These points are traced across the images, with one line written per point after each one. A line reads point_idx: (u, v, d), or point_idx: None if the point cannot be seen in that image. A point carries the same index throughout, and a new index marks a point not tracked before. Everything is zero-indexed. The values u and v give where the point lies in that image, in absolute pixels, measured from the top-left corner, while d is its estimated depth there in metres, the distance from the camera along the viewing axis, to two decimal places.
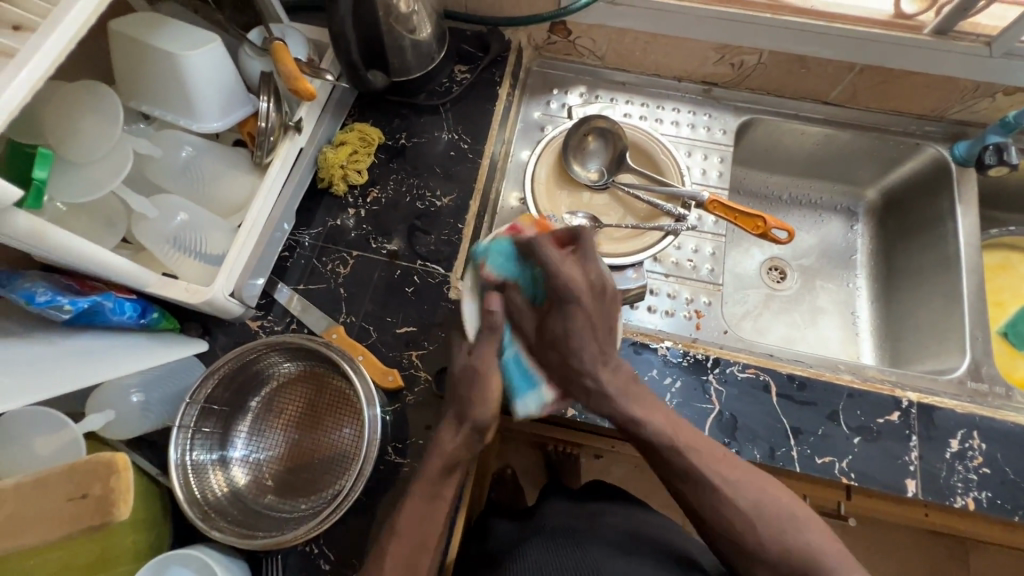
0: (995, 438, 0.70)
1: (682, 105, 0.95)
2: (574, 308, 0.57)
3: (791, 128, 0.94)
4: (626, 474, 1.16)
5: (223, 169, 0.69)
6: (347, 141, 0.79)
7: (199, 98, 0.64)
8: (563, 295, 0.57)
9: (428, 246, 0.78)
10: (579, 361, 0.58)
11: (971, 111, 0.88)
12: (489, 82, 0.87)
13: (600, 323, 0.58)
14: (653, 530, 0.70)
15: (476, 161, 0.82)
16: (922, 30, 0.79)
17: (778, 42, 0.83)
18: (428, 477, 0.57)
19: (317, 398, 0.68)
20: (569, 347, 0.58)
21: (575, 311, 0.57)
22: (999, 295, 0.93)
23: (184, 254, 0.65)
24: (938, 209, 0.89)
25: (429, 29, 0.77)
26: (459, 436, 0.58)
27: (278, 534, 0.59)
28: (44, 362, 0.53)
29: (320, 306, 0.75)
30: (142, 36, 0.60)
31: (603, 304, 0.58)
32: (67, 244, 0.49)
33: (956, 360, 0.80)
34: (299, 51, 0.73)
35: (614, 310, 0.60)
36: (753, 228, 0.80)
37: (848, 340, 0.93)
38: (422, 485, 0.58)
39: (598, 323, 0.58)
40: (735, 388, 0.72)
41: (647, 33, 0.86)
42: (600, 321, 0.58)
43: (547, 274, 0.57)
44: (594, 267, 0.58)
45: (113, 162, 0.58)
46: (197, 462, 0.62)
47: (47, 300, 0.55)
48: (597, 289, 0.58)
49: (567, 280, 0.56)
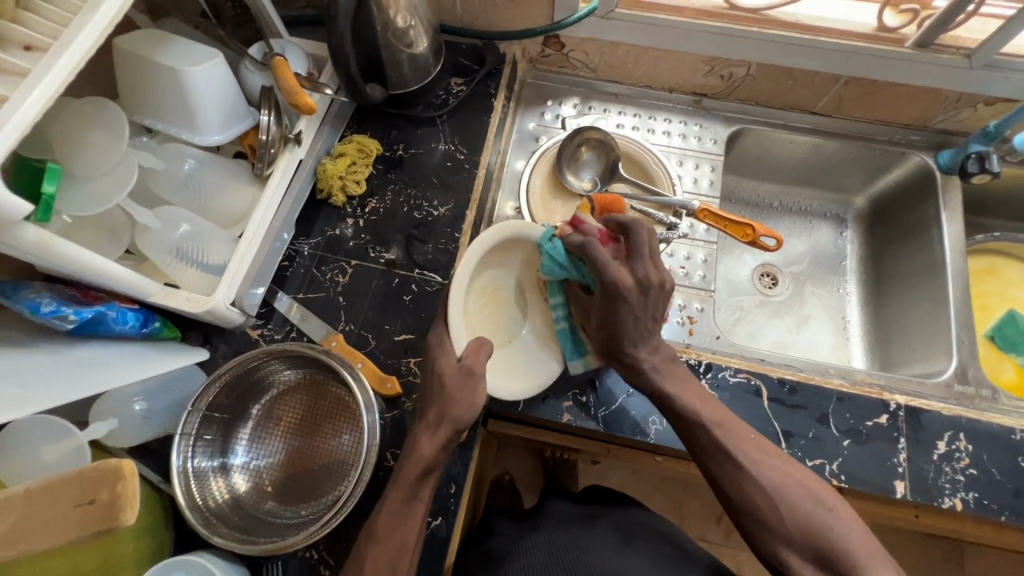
0: (981, 439, 0.71)
1: (674, 116, 0.97)
2: (624, 302, 0.59)
3: (781, 137, 0.96)
4: (623, 478, 1.17)
5: (224, 181, 0.71)
6: (346, 153, 0.81)
7: (201, 112, 0.66)
8: (617, 288, 0.58)
9: (426, 254, 0.79)
10: (627, 342, 0.62)
11: (954, 121, 0.90)
12: (485, 94, 0.89)
13: (646, 315, 0.61)
14: (647, 533, 0.71)
15: (472, 172, 0.84)
16: (904, 43, 0.81)
17: (766, 55, 0.85)
18: (410, 473, 0.59)
19: (316, 405, 0.69)
20: (614, 335, 0.62)
21: (625, 305, 0.59)
22: (985, 300, 0.95)
23: (186, 264, 0.67)
24: (923, 216, 0.91)
25: (426, 43, 0.79)
26: (436, 441, 0.60)
27: (279, 539, 0.60)
28: (49, 372, 0.54)
29: (319, 315, 0.76)
30: (145, 52, 0.62)
31: (654, 298, 0.60)
32: (73, 255, 0.51)
33: (943, 363, 0.82)
34: (298, 66, 0.74)
35: (665, 302, 0.62)
36: (743, 236, 0.81)
37: (839, 344, 0.95)
38: (400, 488, 0.59)
39: (649, 310, 0.61)
40: (728, 392, 0.73)
41: (639, 46, 0.89)
42: (650, 308, 0.61)
43: (596, 272, 0.59)
44: (645, 266, 0.59)
45: (118, 176, 0.59)
46: (199, 469, 0.63)
47: (51, 310, 0.56)
48: (645, 285, 0.59)
49: (617, 274, 0.58)
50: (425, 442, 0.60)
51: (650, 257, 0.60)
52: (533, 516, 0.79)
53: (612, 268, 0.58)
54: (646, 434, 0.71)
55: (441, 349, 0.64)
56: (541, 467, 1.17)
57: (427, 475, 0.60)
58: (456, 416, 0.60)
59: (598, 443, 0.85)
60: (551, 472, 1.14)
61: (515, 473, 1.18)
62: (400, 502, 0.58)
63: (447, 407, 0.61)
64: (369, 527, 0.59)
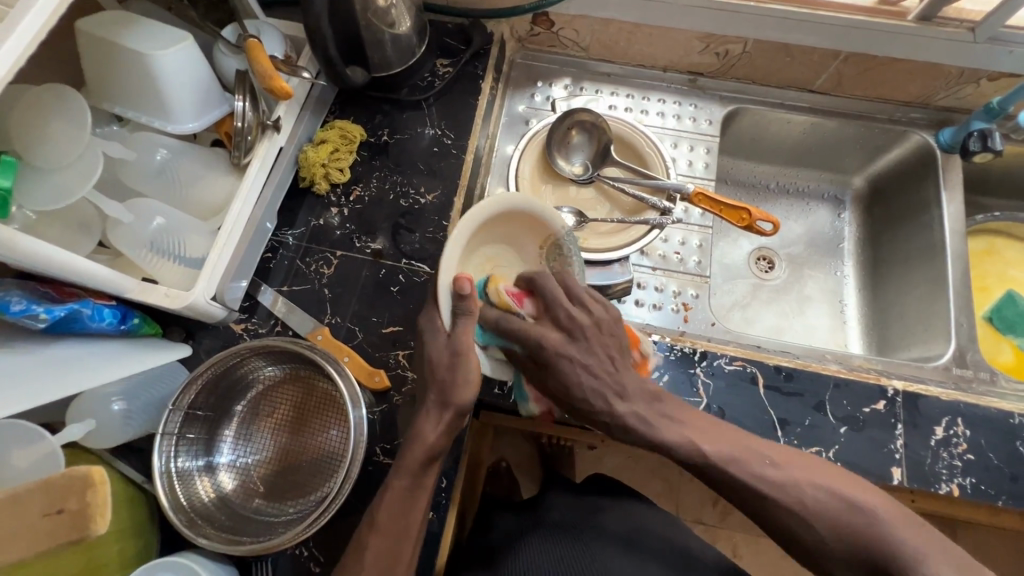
0: (979, 424, 0.70)
1: (668, 96, 0.94)
2: (570, 340, 0.58)
3: (778, 117, 0.94)
4: (619, 464, 1.16)
5: (200, 170, 0.68)
6: (328, 139, 0.78)
7: (172, 98, 0.63)
8: (565, 338, 0.58)
9: (413, 244, 0.77)
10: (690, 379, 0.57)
11: (956, 98, 0.87)
12: (472, 76, 0.86)
13: (600, 360, 0.58)
14: (645, 528, 0.70)
15: (460, 157, 0.81)
16: (906, 16, 0.78)
17: (763, 30, 0.82)
18: (404, 473, 0.57)
19: (304, 401, 0.67)
20: None
21: (575, 343, 0.58)
22: (984, 280, 0.93)
23: (163, 257, 0.64)
24: (923, 196, 0.89)
25: (409, 23, 0.75)
26: (436, 425, 0.58)
27: (266, 538, 0.58)
28: (19, 371, 0.52)
29: (305, 308, 0.74)
30: (110, 35, 0.59)
31: (609, 335, 0.59)
32: (35, 252, 0.48)
33: (941, 347, 0.80)
34: (274, 49, 0.71)
35: (613, 342, 0.60)
36: (739, 221, 0.79)
37: (836, 328, 0.93)
38: (394, 484, 0.57)
39: (609, 347, 0.59)
40: (723, 380, 0.72)
41: (631, 24, 0.86)
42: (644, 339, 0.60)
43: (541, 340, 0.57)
44: (577, 307, 0.59)
45: (81, 170, 0.57)
46: (183, 468, 0.62)
47: (21, 309, 0.54)
48: (573, 327, 0.58)
49: (573, 310, 0.59)
50: (416, 434, 0.58)
51: (571, 301, 0.59)
52: (527, 514, 0.78)
53: (582, 303, 0.60)
54: None
55: (430, 330, 0.59)
56: (538, 453, 1.16)
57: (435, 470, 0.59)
58: (469, 406, 0.58)
59: (593, 434, 0.83)
60: (547, 459, 1.13)
61: (511, 460, 1.17)
62: (394, 500, 0.57)
63: (441, 394, 0.57)
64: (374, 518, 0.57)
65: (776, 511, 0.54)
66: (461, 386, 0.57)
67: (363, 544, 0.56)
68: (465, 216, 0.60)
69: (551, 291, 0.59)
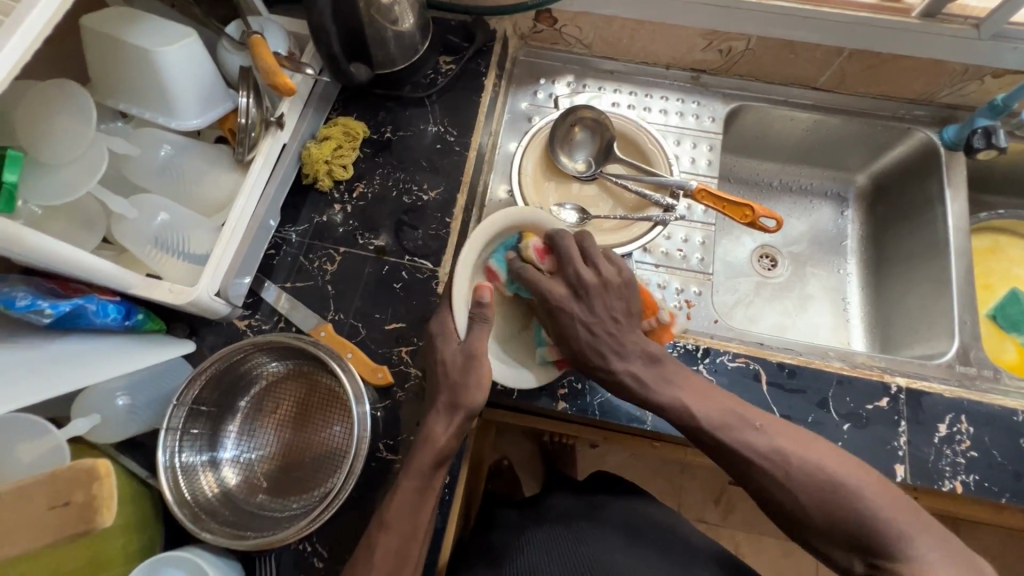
0: (982, 422, 0.70)
1: (670, 93, 0.94)
2: (576, 298, 0.62)
3: (781, 115, 0.93)
4: (621, 462, 1.16)
5: (204, 167, 0.69)
6: (331, 136, 0.78)
7: (176, 94, 0.63)
8: (571, 295, 0.62)
9: (416, 241, 0.77)
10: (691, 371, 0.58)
11: (960, 95, 0.87)
12: (475, 73, 0.86)
13: (602, 319, 0.61)
14: (648, 524, 0.70)
15: (462, 154, 0.81)
16: (910, 13, 0.78)
17: (766, 27, 0.82)
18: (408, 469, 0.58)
19: (307, 397, 0.67)
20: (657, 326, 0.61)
21: (580, 301, 0.62)
22: (987, 278, 0.93)
23: (167, 253, 0.64)
24: (927, 194, 0.89)
25: (412, 20, 0.75)
26: (451, 429, 0.59)
27: (269, 534, 0.59)
28: (24, 366, 0.52)
29: (308, 305, 0.74)
30: (115, 32, 0.59)
31: (620, 295, 0.62)
32: (40, 247, 0.48)
33: (945, 345, 0.80)
34: (278, 46, 0.71)
35: (621, 304, 0.62)
36: (742, 218, 0.79)
37: (839, 326, 0.93)
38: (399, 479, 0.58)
39: (614, 308, 0.62)
40: (726, 377, 0.72)
41: (634, 21, 0.86)
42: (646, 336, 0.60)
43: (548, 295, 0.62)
44: (589, 268, 0.62)
45: (86, 166, 0.57)
46: (187, 463, 0.62)
47: (27, 304, 0.54)
48: (579, 286, 0.62)
49: (584, 270, 0.62)
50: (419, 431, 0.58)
51: (587, 261, 0.63)
52: (529, 511, 0.78)
53: (596, 265, 0.62)
54: (643, 420, 0.70)
55: (442, 335, 0.62)
56: (540, 451, 1.16)
57: (437, 466, 0.59)
58: (479, 408, 0.60)
59: (595, 431, 0.83)
60: (549, 457, 1.13)
61: (514, 458, 1.17)
62: (397, 497, 0.57)
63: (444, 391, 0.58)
64: (380, 517, 0.57)
65: (778, 506, 0.54)
66: (471, 385, 0.59)
67: (368, 542, 0.56)
68: (474, 231, 0.65)
69: (566, 250, 0.63)
